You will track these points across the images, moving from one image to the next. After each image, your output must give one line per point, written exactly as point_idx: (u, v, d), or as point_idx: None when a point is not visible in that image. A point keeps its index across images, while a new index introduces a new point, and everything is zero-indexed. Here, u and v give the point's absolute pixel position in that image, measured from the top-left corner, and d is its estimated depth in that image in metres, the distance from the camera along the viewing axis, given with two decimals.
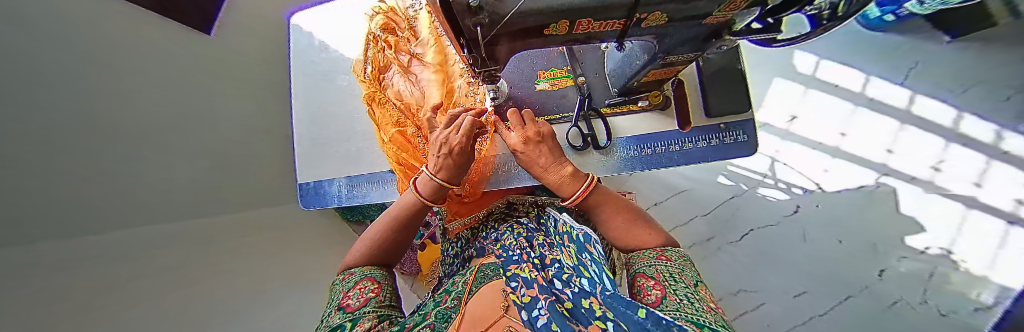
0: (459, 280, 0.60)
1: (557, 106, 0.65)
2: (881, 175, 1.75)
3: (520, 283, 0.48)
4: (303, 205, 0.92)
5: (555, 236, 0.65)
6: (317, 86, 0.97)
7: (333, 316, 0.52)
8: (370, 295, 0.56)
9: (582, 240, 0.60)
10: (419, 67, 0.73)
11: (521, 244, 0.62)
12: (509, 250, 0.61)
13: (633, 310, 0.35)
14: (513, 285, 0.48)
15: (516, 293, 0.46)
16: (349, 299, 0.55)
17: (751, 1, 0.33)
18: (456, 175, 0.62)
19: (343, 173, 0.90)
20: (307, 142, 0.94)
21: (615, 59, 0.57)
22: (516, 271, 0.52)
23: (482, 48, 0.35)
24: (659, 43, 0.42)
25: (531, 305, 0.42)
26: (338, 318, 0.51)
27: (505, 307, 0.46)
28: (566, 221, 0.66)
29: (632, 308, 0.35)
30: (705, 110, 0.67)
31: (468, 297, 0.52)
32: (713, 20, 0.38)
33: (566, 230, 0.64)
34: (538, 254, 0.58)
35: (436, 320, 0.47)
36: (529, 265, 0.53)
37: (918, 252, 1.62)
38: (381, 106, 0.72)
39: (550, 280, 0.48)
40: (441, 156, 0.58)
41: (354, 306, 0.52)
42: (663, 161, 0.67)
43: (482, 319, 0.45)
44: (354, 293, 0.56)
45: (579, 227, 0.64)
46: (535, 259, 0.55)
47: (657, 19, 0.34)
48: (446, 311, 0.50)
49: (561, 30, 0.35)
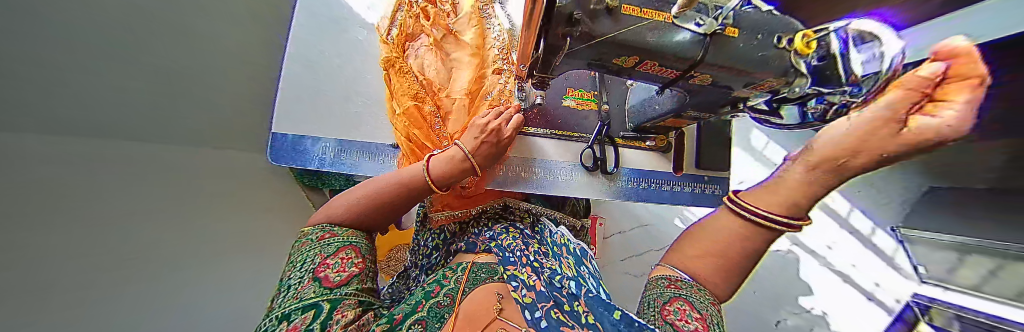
0: (450, 275, 0.61)
1: (577, 125, 0.70)
2: (792, 244, 2.14)
3: (520, 283, 0.52)
4: (271, 159, 0.78)
5: (554, 246, 0.68)
6: (326, 33, 0.89)
7: (304, 287, 0.48)
8: (353, 271, 0.53)
9: (579, 254, 0.69)
10: (454, 44, 0.71)
11: (522, 247, 0.64)
12: (507, 250, 0.63)
13: (609, 312, 0.43)
14: (513, 284, 0.52)
15: (518, 293, 0.50)
16: (328, 270, 0.51)
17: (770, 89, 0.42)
18: (484, 160, 0.60)
19: (335, 135, 0.82)
20: (298, 89, 0.83)
21: (639, 97, 0.63)
22: (514, 272, 0.55)
23: (557, 57, 0.36)
24: (688, 98, 0.49)
25: (532, 307, 0.46)
26: (311, 291, 0.47)
27: (497, 310, 0.50)
28: (564, 235, 0.73)
29: (607, 310, 0.44)
30: (697, 161, 0.76)
31: (463, 295, 0.54)
32: (737, 94, 0.46)
33: (564, 243, 0.70)
34: (536, 258, 0.61)
35: (429, 317, 0.49)
36: (529, 269, 0.56)
37: (806, 310, 2.02)
38: (401, 76, 0.66)
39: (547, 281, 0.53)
40: (478, 137, 0.58)
41: (333, 282, 0.49)
42: (655, 197, 0.74)
43: (475, 319, 0.48)
44: (334, 262, 0.53)
45: (574, 243, 0.73)
46: (531, 261, 0.58)
47: (704, 79, 0.41)
48: (439, 309, 0.51)
49: (628, 64, 0.38)
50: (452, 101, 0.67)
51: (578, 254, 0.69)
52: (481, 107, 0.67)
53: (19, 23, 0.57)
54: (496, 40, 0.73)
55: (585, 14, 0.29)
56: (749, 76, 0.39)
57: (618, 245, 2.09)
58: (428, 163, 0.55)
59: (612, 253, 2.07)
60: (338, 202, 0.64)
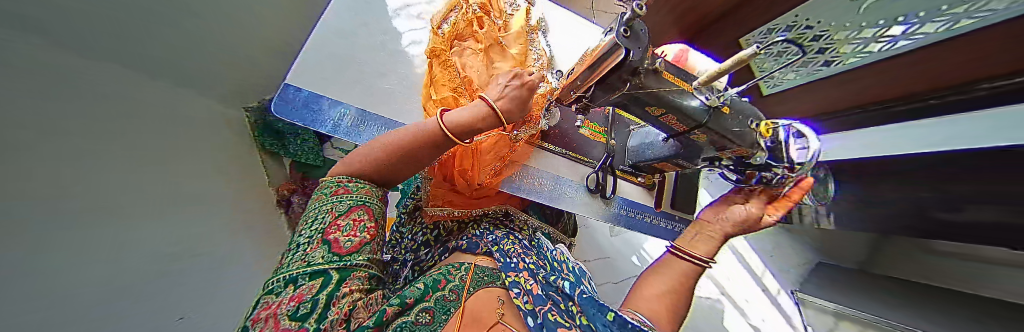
0: (455, 269, 0.63)
1: (588, 152, 0.81)
2: (720, 293, 2.49)
3: (520, 290, 0.57)
4: (272, 109, 0.71)
5: (554, 262, 0.74)
6: (371, 15, 0.96)
7: (312, 250, 0.45)
8: (364, 237, 0.51)
9: (579, 274, 0.76)
10: (501, 52, 0.79)
11: (519, 252, 0.69)
12: (508, 255, 0.67)
13: (602, 313, 0.50)
14: (515, 292, 0.56)
15: (518, 300, 0.55)
16: (337, 234, 0.48)
17: (741, 153, 0.57)
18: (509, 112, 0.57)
19: (356, 105, 0.82)
20: (331, 53, 0.85)
21: (642, 140, 0.76)
22: (515, 278, 0.59)
23: (608, 94, 0.47)
24: (682, 148, 0.63)
25: (534, 314, 0.52)
26: (322, 256, 0.45)
27: (500, 314, 0.54)
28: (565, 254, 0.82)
29: (600, 311, 0.51)
30: (671, 202, 0.91)
31: (470, 292, 0.57)
32: (719, 154, 0.60)
33: (564, 259, 0.79)
34: (532, 261, 0.66)
35: (436, 309, 0.52)
36: (526, 274, 0.60)
37: None
38: (446, 68, 0.72)
39: (543, 288, 0.58)
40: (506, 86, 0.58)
41: (344, 248, 0.47)
42: (638, 225, 0.85)
43: (481, 319, 0.52)
44: (345, 223, 0.49)
45: (574, 261, 0.82)
46: (529, 265, 0.64)
47: (700, 137, 0.54)
48: (445, 302, 0.53)
49: (654, 112, 0.50)
50: None
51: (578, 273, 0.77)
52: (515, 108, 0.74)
53: None
54: (536, 57, 0.84)
55: (644, 70, 0.40)
56: (732, 143, 0.53)
57: None
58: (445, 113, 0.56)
59: None
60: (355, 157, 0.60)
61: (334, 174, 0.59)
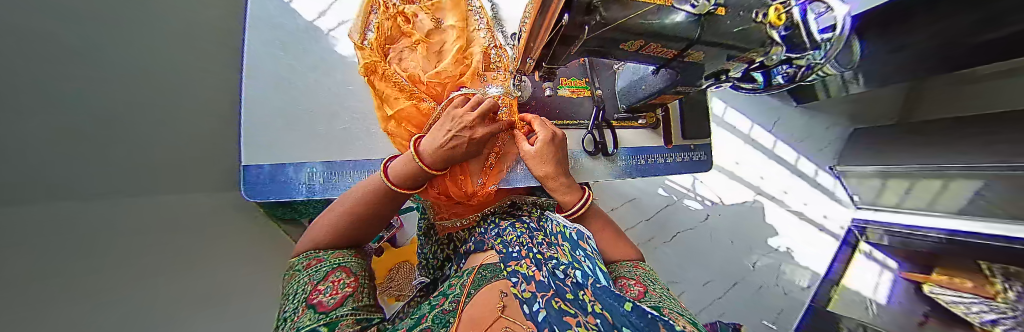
0: (456, 283, 0.65)
1: (575, 112, 0.72)
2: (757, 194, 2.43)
3: (520, 278, 0.53)
4: (248, 195, 0.75)
5: (551, 236, 0.70)
6: (287, 44, 0.84)
7: (300, 316, 0.44)
8: (347, 292, 0.50)
9: (576, 238, 0.69)
10: (438, 33, 0.69)
11: (522, 241, 0.67)
12: (509, 246, 0.66)
13: (617, 303, 0.41)
14: (514, 282, 0.53)
15: (517, 289, 0.51)
16: (321, 296, 0.48)
17: (751, 58, 0.47)
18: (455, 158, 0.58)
19: (318, 159, 0.78)
20: (268, 103, 0.79)
21: (629, 80, 0.67)
22: (515, 267, 0.58)
23: (567, 49, 0.39)
24: (678, 75, 0.53)
25: (531, 300, 0.46)
26: (306, 318, 0.43)
27: (500, 309, 0.49)
28: (560, 222, 0.75)
29: (616, 300, 0.42)
30: (682, 133, 0.82)
31: (466, 301, 0.55)
32: (724, 67, 0.51)
33: (559, 230, 0.71)
34: (538, 250, 0.63)
35: (434, 324, 0.50)
36: (528, 262, 0.58)
37: (776, 250, 2.33)
38: (388, 79, 0.67)
39: (547, 275, 0.53)
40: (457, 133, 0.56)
41: (328, 305, 0.45)
42: (651, 170, 0.78)
43: (480, 321, 0.48)
44: (327, 287, 0.50)
45: (571, 226, 0.73)
46: (534, 255, 0.61)
47: (695, 57, 0.45)
48: (445, 315, 0.52)
49: (631, 48, 0.40)
50: (443, 89, 0.66)
51: (574, 237, 0.68)
52: (475, 83, 0.67)
53: None
54: (479, 20, 0.72)
55: (601, 4, 0.29)
56: (731, 49, 0.43)
57: None
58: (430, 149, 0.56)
59: None
60: (319, 229, 0.63)
61: (305, 249, 0.61)
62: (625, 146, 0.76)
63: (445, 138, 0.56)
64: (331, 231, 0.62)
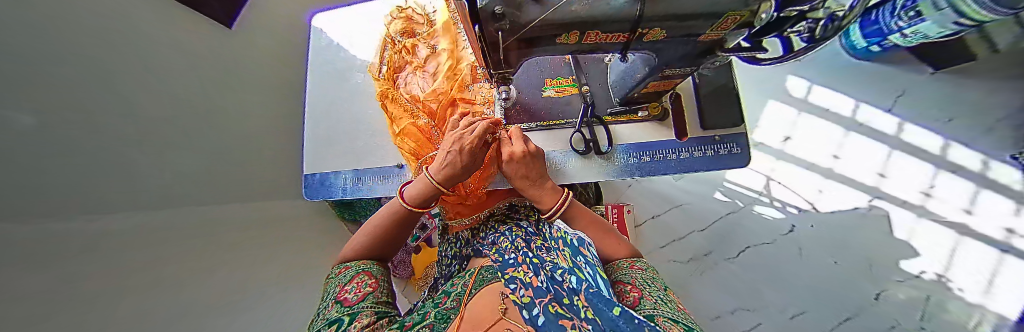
0: (458, 282, 0.63)
1: (561, 111, 0.71)
2: (872, 198, 1.82)
3: (519, 284, 0.51)
4: (306, 195, 0.95)
5: (550, 241, 0.67)
6: (333, 81, 1.05)
7: (330, 309, 0.54)
8: (367, 290, 0.59)
9: (576, 244, 0.66)
10: (431, 58, 0.77)
11: (518, 246, 0.64)
12: (505, 254, 0.63)
13: (608, 308, 0.41)
14: (511, 287, 0.51)
15: (516, 295, 0.49)
16: (347, 294, 0.57)
17: (739, 22, 0.38)
18: (457, 175, 0.63)
19: (349, 167, 0.94)
20: (318, 127, 0.99)
21: (618, 71, 0.63)
22: (513, 273, 0.55)
23: (499, 52, 0.39)
24: (658, 56, 0.47)
25: (530, 305, 0.45)
26: (334, 311, 0.52)
27: (502, 310, 0.47)
28: (561, 228, 0.71)
29: (608, 305, 0.42)
30: (701, 123, 0.71)
31: (469, 298, 0.54)
32: (706, 38, 0.42)
33: (560, 236, 0.68)
34: (535, 255, 0.61)
35: (435, 320, 0.48)
36: (526, 268, 0.56)
37: (914, 276, 1.67)
38: (395, 103, 0.76)
39: (546, 279, 0.52)
40: (449, 152, 0.61)
41: (352, 300, 0.55)
42: (661, 168, 0.71)
43: (480, 320, 0.46)
44: (351, 287, 0.59)
45: (572, 232, 0.71)
46: (531, 260, 0.59)
47: (657, 33, 0.39)
48: (446, 311, 0.51)
49: (572, 40, 0.39)
50: (432, 104, 0.71)
51: (574, 244, 0.66)
52: (461, 99, 0.71)
53: (129, 138, 0.75)
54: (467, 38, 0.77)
55: (507, 9, 0.31)
56: (700, 22, 0.36)
57: (652, 232, 2.00)
58: (432, 173, 0.63)
59: (650, 241, 1.99)
60: (350, 246, 0.74)
61: (338, 262, 0.72)
62: (625, 143, 0.71)
63: (439, 167, 0.62)
64: (357, 248, 0.71)
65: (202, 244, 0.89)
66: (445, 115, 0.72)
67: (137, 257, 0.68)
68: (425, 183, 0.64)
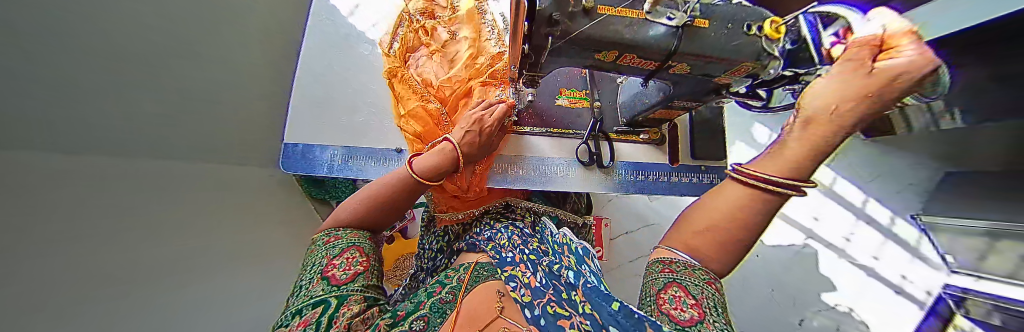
0: (453, 274, 0.62)
1: (573, 122, 0.78)
2: (807, 237, 2.08)
3: (518, 282, 0.53)
4: (282, 166, 0.85)
5: (554, 245, 0.68)
6: (331, 49, 0.99)
7: (315, 286, 0.51)
8: (358, 269, 0.56)
9: (581, 253, 0.66)
10: (452, 44, 0.77)
11: (514, 244, 0.65)
12: (501, 251, 0.64)
13: (607, 303, 0.45)
14: (511, 285, 0.54)
15: (516, 292, 0.52)
16: (335, 270, 0.54)
17: (748, 72, 0.43)
18: (475, 151, 0.65)
19: (342, 143, 0.89)
20: (309, 94, 0.92)
21: (631, 93, 0.67)
22: (511, 271, 0.57)
23: (541, 56, 0.41)
24: (675, 88, 0.51)
25: (531, 305, 0.48)
26: (321, 289, 0.50)
27: (499, 308, 0.51)
28: (566, 234, 0.71)
29: (606, 300, 0.46)
30: (692, 153, 0.78)
31: (464, 293, 0.54)
32: (719, 81, 0.47)
33: (565, 242, 0.68)
34: (529, 251, 0.63)
35: (430, 313, 0.49)
36: (523, 266, 0.57)
37: (829, 307, 1.88)
38: (405, 83, 0.73)
39: (545, 277, 0.54)
40: (468, 129, 0.63)
41: (341, 279, 0.52)
42: (655, 187, 0.77)
43: (477, 316, 0.50)
44: (341, 262, 0.56)
45: (577, 241, 0.70)
46: (528, 257, 0.60)
47: (681, 69, 0.43)
48: (441, 305, 0.51)
49: (608, 58, 0.41)
50: (447, 91, 0.71)
51: (580, 252, 0.67)
52: (478, 89, 0.72)
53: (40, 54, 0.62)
54: (490, 32, 0.79)
55: (563, 15, 0.34)
56: (721, 63, 0.41)
57: (623, 248, 2.11)
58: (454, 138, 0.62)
59: (621, 256, 2.09)
60: (341, 210, 0.69)
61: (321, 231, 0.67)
62: (625, 161, 0.78)
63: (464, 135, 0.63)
64: (356, 214, 0.67)
65: (140, 201, 0.77)
66: (458, 104, 0.72)
67: (54, 199, 0.58)
68: (447, 150, 0.60)
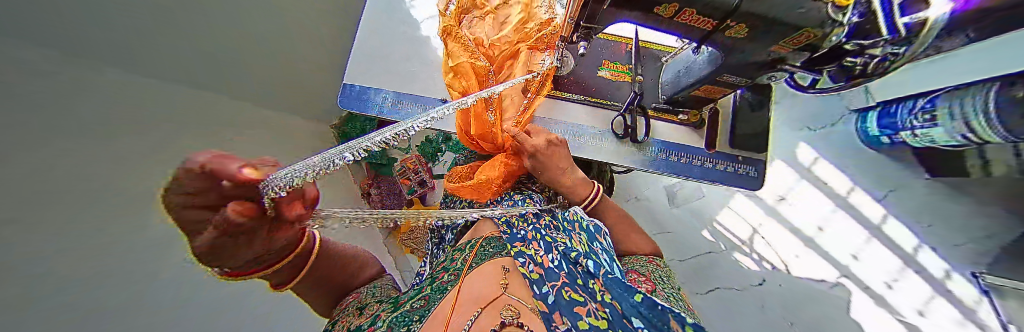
0: (459, 256, 0.65)
1: (611, 95, 0.85)
2: (840, 276, 1.86)
3: (526, 259, 0.58)
4: (340, 102, 0.94)
5: (565, 222, 0.73)
6: (389, 8, 1.07)
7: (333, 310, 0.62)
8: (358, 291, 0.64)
9: (592, 230, 0.74)
10: (504, 8, 0.81)
11: (524, 220, 0.69)
12: (512, 227, 0.67)
13: (629, 293, 0.52)
14: (520, 261, 0.58)
15: (524, 268, 0.56)
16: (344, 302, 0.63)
17: (806, 42, 0.51)
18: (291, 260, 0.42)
19: (392, 88, 0.97)
20: (368, 45, 1.01)
21: (676, 70, 0.75)
22: (520, 248, 0.61)
23: (606, 6, 0.53)
24: (724, 57, 0.59)
25: (542, 284, 0.53)
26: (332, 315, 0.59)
27: (503, 285, 0.51)
28: (578, 212, 0.77)
29: (626, 291, 0.52)
30: (730, 142, 0.82)
31: (468, 273, 0.56)
32: (776, 49, 0.55)
33: (577, 219, 0.75)
34: (539, 231, 0.67)
35: (432, 292, 0.54)
36: (534, 244, 0.62)
37: None
38: (457, 40, 0.75)
39: (552, 262, 0.58)
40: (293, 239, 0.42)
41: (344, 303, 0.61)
42: (684, 169, 0.80)
43: (479, 297, 0.48)
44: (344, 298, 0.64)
45: (587, 218, 0.77)
46: (543, 237, 0.64)
47: (738, 30, 0.52)
48: (444, 285, 0.55)
49: (667, 13, 0.52)
50: (498, 51, 0.78)
51: (591, 230, 0.74)
52: (526, 50, 0.79)
53: None
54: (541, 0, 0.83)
55: None
56: (771, 24, 0.49)
57: None
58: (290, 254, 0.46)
59: None
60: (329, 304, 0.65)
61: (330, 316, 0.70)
62: (659, 140, 0.81)
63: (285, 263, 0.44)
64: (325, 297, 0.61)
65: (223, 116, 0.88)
66: (504, 64, 0.79)
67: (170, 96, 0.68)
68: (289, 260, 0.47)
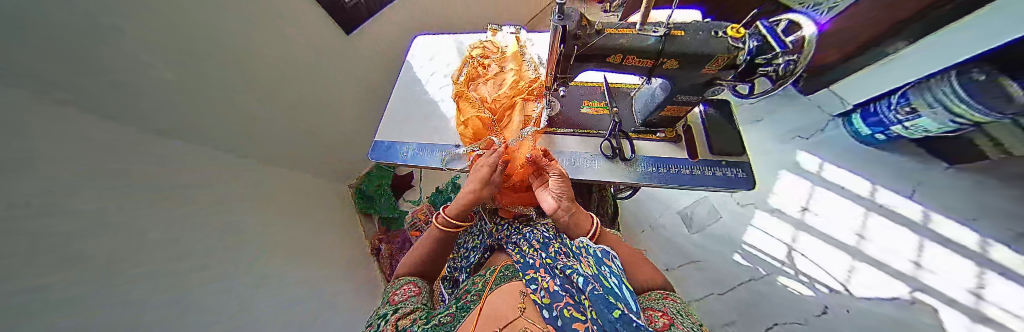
0: (479, 281, 0.72)
1: (596, 125, 1.00)
2: (913, 289, 1.64)
3: (537, 285, 0.59)
4: (371, 155, 1.13)
5: (574, 244, 0.71)
6: (411, 87, 1.37)
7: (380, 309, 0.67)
8: (409, 294, 0.70)
9: (600, 255, 0.64)
10: (501, 74, 1.05)
11: (535, 249, 0.73)
12: (525, 255, 0.72)
13: (609, 309, 0.45)
14: (532, 287, 0.59)
15: (535, 294, 0.57)
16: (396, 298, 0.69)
17: (727, 61, 0.67)
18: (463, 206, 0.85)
19: (414, 141, 1.17)
20: (395, 113, 1.26)
21: (644, 100, 0.91)
22: (532, 275, 0.63)
23: (569, 62, 0.71)
24: (675, 83, 0.74)
25: (550, 307, 0.52)
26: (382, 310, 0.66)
27: (520, 310, 0.56)
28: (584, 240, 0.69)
29: (608, 306, 0.46)
30: (710, 149, 0.91)
31: (489, 294, 0.64)
32: (708, 70, 0.70)
33: (584, 245, 0.68)
34: (548, 255, 0.69)
35: (458, 311, 0.61)
36: (541, 270, 0.63)
37: None
38: (466, 100, 0.98)
39: (556, 285, 0.57)
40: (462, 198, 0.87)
41: (396, 300, 0.68)
42: (676, 178, 0.87)
43: (498, 318, 0.55)
44: (399, 292, 0.72)
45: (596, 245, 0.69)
46: (547, 261, 0.66)
47: (672, 65, 0.68)
48: (469, 305, 0.63)
49: (616, 60, 0.69)
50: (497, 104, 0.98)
51: (598, 255, 0.64)
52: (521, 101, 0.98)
53: None
54: (530, 66, 1.08)
55: (582, 33, 0.64)
56: (696, 56, 0.65)
57: None
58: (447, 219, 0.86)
59: None
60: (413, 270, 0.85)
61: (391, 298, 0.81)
62: (646, 156, 0.91)
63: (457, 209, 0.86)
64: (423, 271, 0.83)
65: None
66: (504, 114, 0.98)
67: None
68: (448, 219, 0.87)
